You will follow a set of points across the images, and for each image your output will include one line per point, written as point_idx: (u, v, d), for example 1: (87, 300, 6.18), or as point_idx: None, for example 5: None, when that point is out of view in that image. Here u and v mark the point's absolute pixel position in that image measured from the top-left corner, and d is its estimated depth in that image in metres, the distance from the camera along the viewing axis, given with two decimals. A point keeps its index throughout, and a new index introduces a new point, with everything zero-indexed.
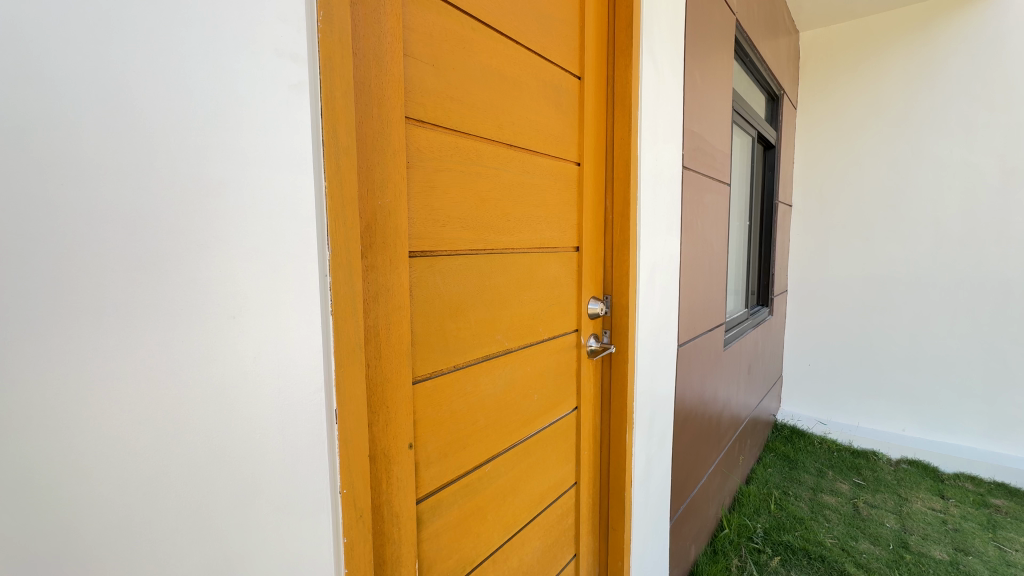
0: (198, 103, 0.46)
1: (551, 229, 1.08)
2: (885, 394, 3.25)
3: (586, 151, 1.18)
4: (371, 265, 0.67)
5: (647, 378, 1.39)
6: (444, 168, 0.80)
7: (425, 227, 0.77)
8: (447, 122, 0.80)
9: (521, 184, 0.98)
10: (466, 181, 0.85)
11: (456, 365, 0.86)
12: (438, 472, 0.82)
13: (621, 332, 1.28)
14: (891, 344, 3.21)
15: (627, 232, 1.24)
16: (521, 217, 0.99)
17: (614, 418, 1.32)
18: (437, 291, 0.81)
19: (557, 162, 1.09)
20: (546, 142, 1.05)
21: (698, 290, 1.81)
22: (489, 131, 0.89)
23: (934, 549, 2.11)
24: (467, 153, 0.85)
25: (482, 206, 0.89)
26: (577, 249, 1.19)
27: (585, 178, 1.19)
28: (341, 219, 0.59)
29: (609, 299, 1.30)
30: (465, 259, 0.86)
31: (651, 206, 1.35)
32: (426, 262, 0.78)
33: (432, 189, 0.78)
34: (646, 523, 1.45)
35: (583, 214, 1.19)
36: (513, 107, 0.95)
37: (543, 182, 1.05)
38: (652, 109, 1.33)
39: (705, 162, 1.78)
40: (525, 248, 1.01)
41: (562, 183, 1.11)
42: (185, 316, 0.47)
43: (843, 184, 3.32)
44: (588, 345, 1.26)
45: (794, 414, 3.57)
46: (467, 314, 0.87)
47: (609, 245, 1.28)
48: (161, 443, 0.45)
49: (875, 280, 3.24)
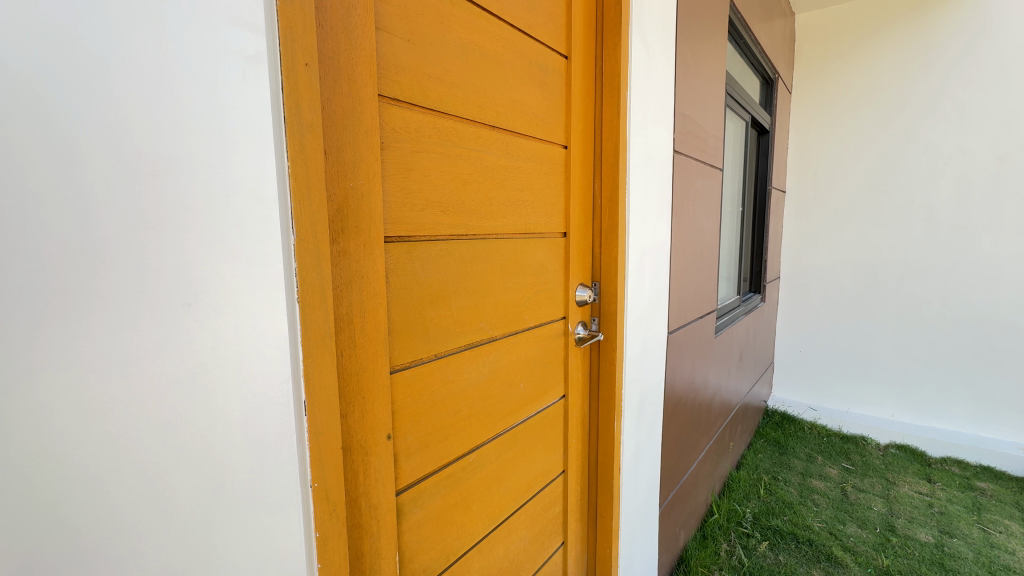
0: (149, 79, 0.42)
1: (535, 212, 1.05)
2: (876, 379, 3.26)
3: (574, 134, 1.16)
4: (344, 250, 0.65)
5: (636, 365, 1.38)
6: (422, 149, 0.77)
7: (402, 212, 0.74)
8: (425, 101, 0.77)
9: (505, 166, 0.95)
10: (446, 162, 0.82)
11: (438, 353, 0.83)
12: (418, 463, 0.80)
13: (609, 320, 1.26)
14: (881, 330, 3.21)
15: (618, 217, 1.22)
16: (504, 201, 0.96)
17: (603, 406, 1.30)
18: (415, 278, 0.78)
19: (543, 145, 1.06)
20: (530, 122, 1.02)
21: (689, 277, 1.79)
22: (471, 112, 0.86)
23: (920, 531, 2.14)
24: (449, 133, 0.82)
25: (464, 187, 0.86)
26: (565, 234, 1.16)
27: (573, 160, 1.16)
28: (307, 201, 0.56)
29: (597, 285, 1.27)
30: (447, 243, 0.83)
31: (641, 194, 1.32)
32: (407, 246, 0.76)
33: (409, 171, 0.75)
34: (635, 511, 1.44)
35: (570, 197, 1.16)
36: (496, 87, 0.92)
37: (527, 164, 1.01)
38: (641, 89, 1.29)
39: (697, 145, 1.74)
40: (510, 232, 0.98)
41: (549, 164, 1.08)
42: (130, 306, 0.43)
43: (836, 171, 3.28)
44: (576, 333, 1.24)
45: (785, 400, 3.58)
46: (448, 301, 0.85)
47: (598, 231, 1.25)
48: (114, 439, 0.42)
49: (868, 266, 3.23)
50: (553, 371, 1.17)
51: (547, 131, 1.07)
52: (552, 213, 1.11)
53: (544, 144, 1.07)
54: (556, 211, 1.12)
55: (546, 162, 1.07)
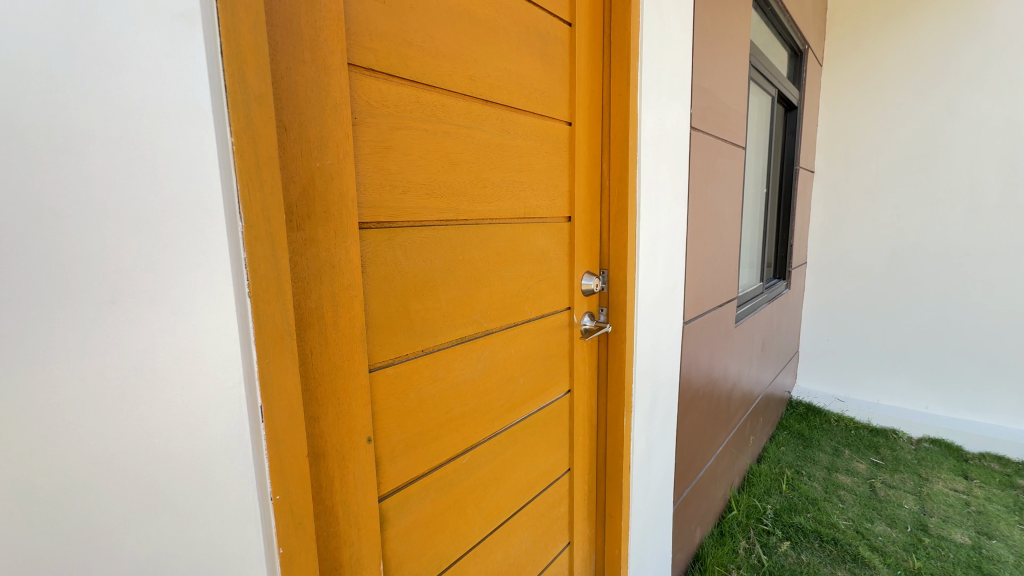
0: (49, 38, 0.36)
1: (534, 193, 0.97)
2: (907, 369, 3.06)
3: (580, 111, 1.07)
4: (311, 237, 0.58)
5: (647, 357, 1.30)
6: (402, 126, 0.70)
7: (380, 195, 0.68)
8: (405, 72, 0.70)
9: (499, 144, 0.87)
10: (430, 140, 0.74)
11: (427, 349, 0.77)
12: (404, 466, 0.75)
13: (619, 310, 1.18)
14: (916, 317, 3.01)
15: (628, 201, 1.13)
16: (500, 182, 0.88)
17: (612, 401, 1.22)
18: (397, 268, 0.71)
19: (544, 122, 0.98)
20: (527, 95, 0.93)
21: (707, 264, 1.69)
22: (458, 84, 0.78)
23: (955, 532, 2.02)
24: (434, 108, 0.74)
25: (451, 168, 0.78)
26: (570, 220, 1.08)
27: (578, 138, 1.07)
28: (256, 183, 0.48)
29: (605, 273, 1.19)
30: (435, 229, 0.77)
31: (653, 175, 1.22)
32: (388, 232, 0.70)
33: (387, 150, 0.68)
34: (647, 509, 1.37)
35: (575, 178, 1.07)
36: (489, 56, 0.83)
37: (525, 142, 0.93)
38: (654, 59, 1.18)
39: (716, 121, 1.62)
40: (507, 217, 0.91)
41: (550, 142, 1.00)
42: (40, 306, 0.37)
43: (869, 149, 3.08)
44: (582, 324, 1.16)
45: (811, 390, 3.41)
46: (436, 293, 0.78)
47: (607, 215, 1.17)
48: (29, 456, 0.37)
49: (902, 250, 3.02)
50: (557, 365, 1.10)
51: (547, 105, 0.98)
52: (554, 197, 1.03)
53: (545, 120, 0.98)
54: (558, 193, 1.04)
55: (547, 139, 0.99)
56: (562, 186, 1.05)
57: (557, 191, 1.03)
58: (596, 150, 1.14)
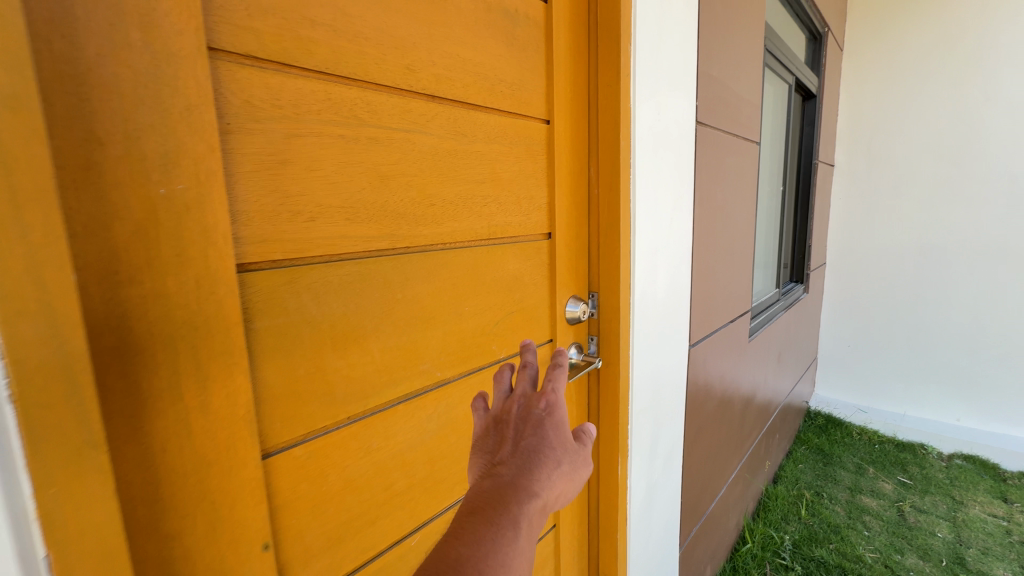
0: None
1: (502, 209, 0.80)
2: (936, 378, 2.79)
3: (559, 106, 0.89)
4: (155, 294, 0.42)
5: (648, 391, 1.13)
6: (306, 132, 0.53)
7: (274, 225, 0.51)
8: (308, 60, 0.53)
9: (451, 151, 0.70)
10: (350, 149, 0.57)
11: (353, 416, 0.61)
12: (324, 568, 0.59)
13: (611, 341, 1.00)
14: (946, 322, 2.73)
15: (619, 213, 0.95)
16: (455, 197, 0.71)
17: (604, 444, 1.05)
18: (306, 318, 0.55)
19: (513, 120, 0.80)
20: (489, 88, 0.75)
21: (716, 276, 1.49)
22: (389, 76, 0.61)
23: (996, 567, 1.83)
24: (355, 107, 0.57)
25: (383, 183, 0.61)
26: (549, 236, 0.91)
27: (557, 139, 0.89)
28: (14, 232, 0.32)
29: (595, 297, 1.01)
30: (362, 263, 0.60)
31: (651, 180, 1.04)
32: (292, 273, 0.53)
33: (282, 165, 0.51)
34: (648, 561, 1.20)
35: (555, 187, 0.89)
36: (434, 39, 0.66)
37: (487, 146, 0.76)
38: (650, 42, 1.00)
39: (725, 114, 1.42)
40: (465, 240, 0.74)
41: (522, 144, 0.82)
42: None
43: (895, 139, 2.77)
44: (567, 358, 0.99)
45: (830, 400, 3.15)
46: (367, 344, 0.61)
47: (596, 230, 0.99)
48: None
49: (931, 251, 2.74)
50: None
51: (518, 101, 0.81)
52: (528, 211, 0.85)
53: (514, 116, 0.81)
54: (534, 206, 0.86)
55: (517, 140, 0.81)
56: (539, 198, 0.87)
57: (531, 204, 0.86)
58: (582, 152, 0.96)
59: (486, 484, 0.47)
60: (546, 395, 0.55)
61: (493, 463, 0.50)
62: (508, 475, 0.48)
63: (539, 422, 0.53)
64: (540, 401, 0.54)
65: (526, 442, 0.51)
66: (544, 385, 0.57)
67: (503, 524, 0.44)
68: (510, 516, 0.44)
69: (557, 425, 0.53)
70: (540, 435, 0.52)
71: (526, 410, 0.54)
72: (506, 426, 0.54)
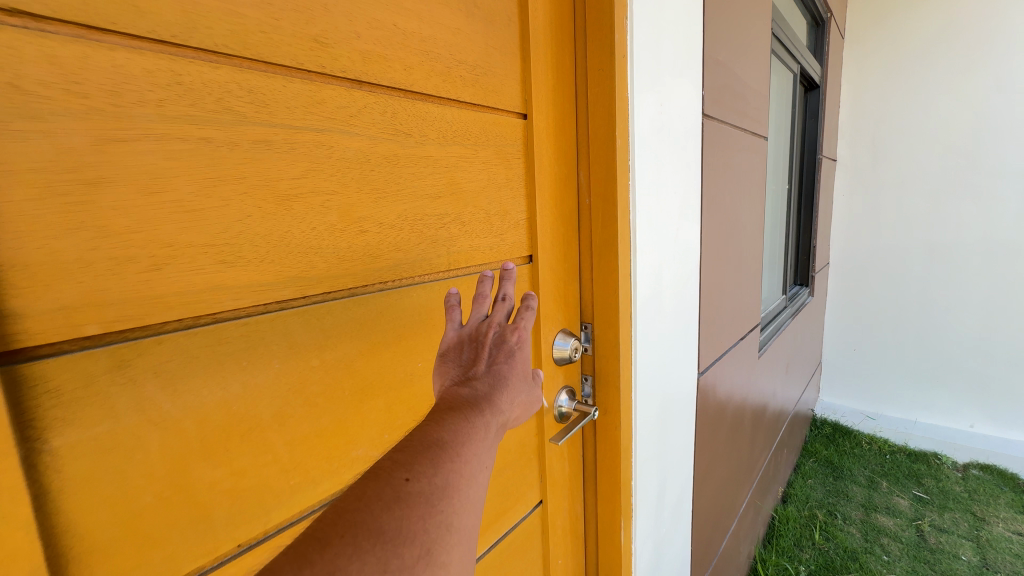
0: None
1: (464, 230, 0.61)
2: (948, 384, 2.64)
3: (538, 97, 0.70)
4: None
5: (654, 435, 0.95)
6: (140, 134, 0.34)
7: (86, 283, 0.33)
8: (138, 25, 0.34)
9: (388, 157, 0.51)
10: (223, 159, 0.39)
11: (246, 543, 0.43)
12: None
13: (608, 383, 0.82)
14: (959, 324, 2.58)
15: (616, 228, 0.77)
16: (399, 220, 0.53)
17: (604, 504, 0.87)
18: (155, 419, 0.36)
19: (479, 115, 0.62)
20: (442, 72, 0.56)
21: (725, 290, 1.31)
22: (282, 51, 0.42)
23: None
24: (225, 98, 0.39)
25: (280, 207, 0.43)
26: (531, 259, 0.73)
27: (538, 138, 0.70)
28: None
29: (588, 329, 0.83)
30: (250, 324, 0.41)
31: (653, 186, 0.85)
32: (120, 355, 0.34)
33: (95, 188, 0.33)
34: None
35: (536, 199, 0.71)
36: (360, 4, 0.47)
37: (441, 150, 0.57)
38: (651, 17, 0.82)
39: (733, 106, 1.24)
40: (415, 276, 0.56)
41: (490, 147, 0.64)
42: None
43: (901, 131, 2.61)
44: (558, 406, 0.81)
45: (836, 407, 2.99)
46: (265, 439, 0.43)
47: (587, 249, 0.81)
48: None
49: (941, 249, 2.58)
50: (520, 473, 0.75)
51: (482, 90, 0.62)
52: (500, 230, 0.67)
53: (477, 110, 0.62)
54: (508, 224, 0.68)
55: (483, 140, 0.63)
56: (514, 213, 0.69)
57: (505, 222, 0.67)
58: (569, 154, 0.78)
59: (460, 392, 0.40)
60: (523, 321, 0.49)
61: (465, 374, 0.43)
62: (484, 385, 0.42)
63: (511, 353, 0.45)
64: (516, 331, 0.46)
65: (499, 365, 0.44)
66: (517, 314, 0.50)
67: (480, 424, 0.38)
68: (483, 421, 0.38)
69: (526, 358, 0.47)
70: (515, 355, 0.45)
71: (500, 340, 0.46)
72: (481, 341, 0.45)
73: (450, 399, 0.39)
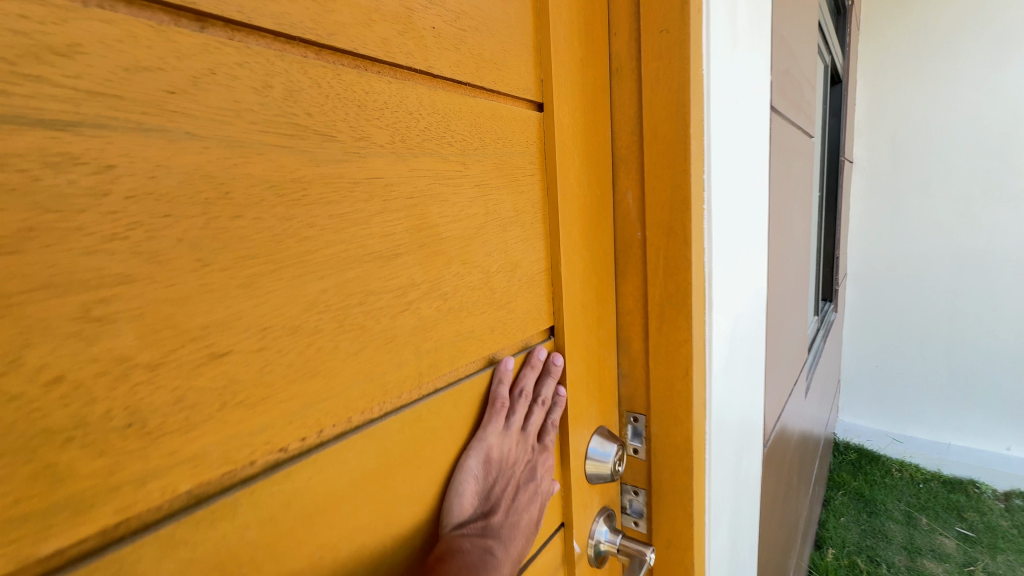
0: None
1: (441, 313, 0.33)
2: (982, 405, 2.43)
3: (560, 73, 0.42)
4: None
5: (723, 560, 0.67)
6: None
7: None
8: None
9: (269, 189, 0.23)
10: None
11: None
12: None
13: (668, 508, 0.55)
14: (994, 340, 2.36)
15: (690, 280, 0.49)
16: (306, 316, 0.25)
17: None
18: None
19: (473, 104, 0.35)
20: (391, 14, 0.28)
21: (784, 332, 1.03)
22: None
23: None
24: None
25: None
26: (552, 333, 0.46)
27: (561, 143, 0.43)
28: None
29: (637, 423, 0.55)
30: None
31: (731, 211, 0.56)
32: None
33: None
34: None
35: (560, 242, 0.44)
36: None
37: (394, 169, 0.29)
38: None
39: (792, 99, 0.97)
40: (350, 418, 0.28)
41: (485, 160, 0.36)
42: None
43: (927, 131, 2.38)
44: (594, 542, 0.53)
45: (858, 429, 2.76)
46: None
47: (638, 311, 0.53)
48: None
49: (972, 259, 2.37)
50: None
51: (470, 58, 0.34)
52: (502, 299, 0.39)
53: (462, 93, 0.34)
54: (516, 286, 0.41)
55: (474, 149, 0.35)
56: (527, 268, 0.42)
57: (510, 283, 0.40)
58: (601, 166, 0.50)
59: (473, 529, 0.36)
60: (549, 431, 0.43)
61: (487, 496, 0.37)
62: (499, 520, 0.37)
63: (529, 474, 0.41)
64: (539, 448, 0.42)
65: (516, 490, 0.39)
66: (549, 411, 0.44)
67: None
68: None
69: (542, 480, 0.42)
70: (533, 474, 0.42)
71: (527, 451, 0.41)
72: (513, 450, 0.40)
73: (465, 540, 0.35)
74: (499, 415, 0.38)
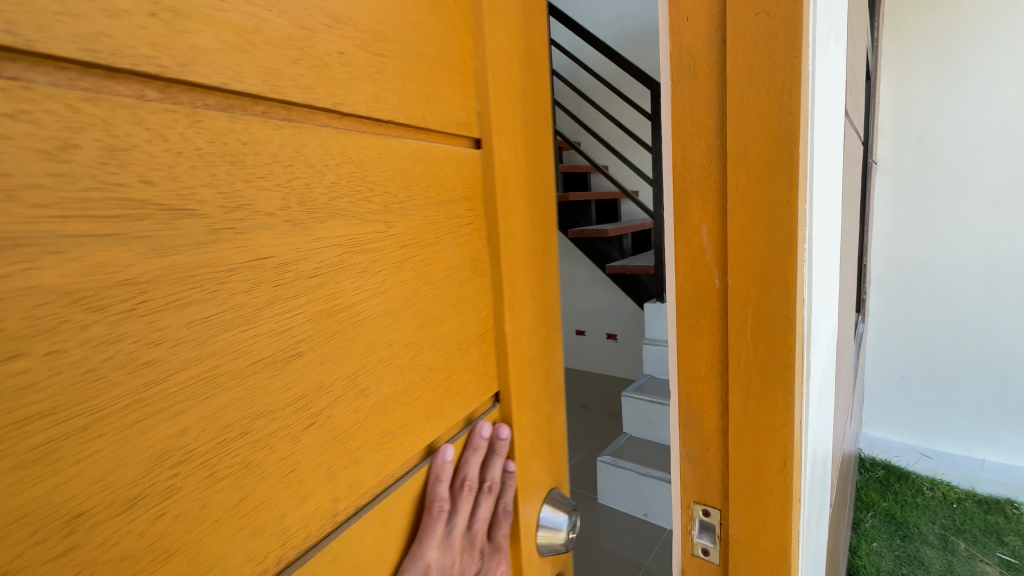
0: None
1: (360, 419, 0.24)
2: None
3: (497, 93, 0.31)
4: None
5: None
6: None
7: None
8: None
9: (73, 303, 0.14)
10: None
11: None
12: None
13: None
14: None
15: (790, 341, 0.35)
16: (139, 489, 0.16)
17: None
18: None
19: (402, 146, 0.25)
20: (279, 34, 0.19)
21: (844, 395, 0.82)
22: None
23: None
24: None
25: None
26: (495, 399, 0.35)
27: (503, 185, 0.32)
28: None
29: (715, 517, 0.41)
30: None
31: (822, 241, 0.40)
32: None
33: None
34: None
35: (504, 300, 0.33)
36: None
37: (285, 244, 0.20)
38: None
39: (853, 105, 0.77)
40: None
41: (418, 212, 0.26)
42: None
43: None
44: None
45: None
46: None
47: (713, 373, 0.39)
48: None
49: None
50: None
51: (395, 88, 0.24)
52: (437, 378, 0.29)
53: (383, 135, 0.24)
54: (461, 359, 0.31)
55: (399, 202, 0.25)
56: (465, 349, 0.31)
57: (448, 357, 0.30)
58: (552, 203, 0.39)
59: None
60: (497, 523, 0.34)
61: None
62: None
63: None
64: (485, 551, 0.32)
65: None
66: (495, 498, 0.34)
67: None
68: None
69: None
70: None
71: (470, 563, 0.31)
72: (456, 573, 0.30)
73: None
74: (439, 526, 0.28)
